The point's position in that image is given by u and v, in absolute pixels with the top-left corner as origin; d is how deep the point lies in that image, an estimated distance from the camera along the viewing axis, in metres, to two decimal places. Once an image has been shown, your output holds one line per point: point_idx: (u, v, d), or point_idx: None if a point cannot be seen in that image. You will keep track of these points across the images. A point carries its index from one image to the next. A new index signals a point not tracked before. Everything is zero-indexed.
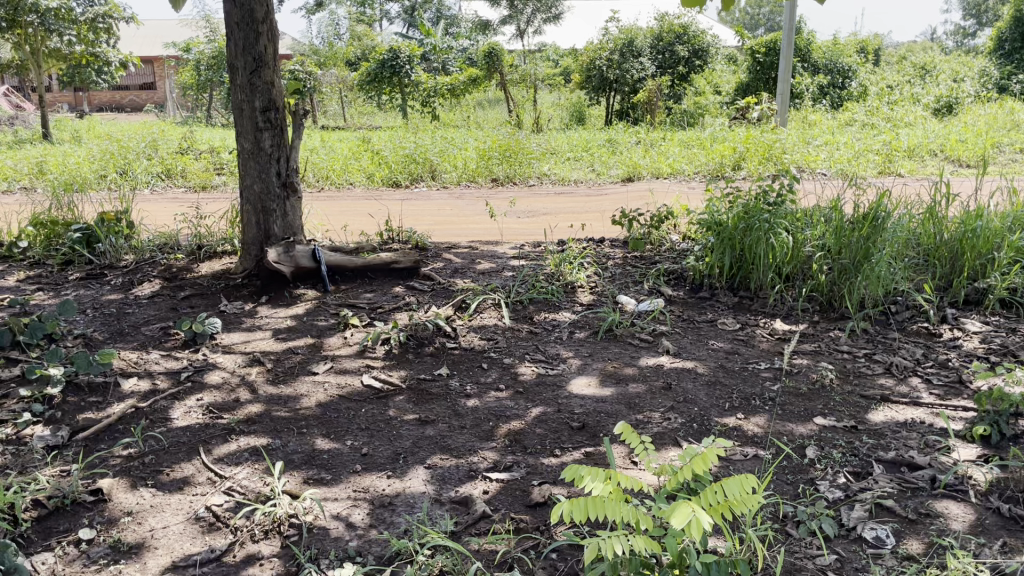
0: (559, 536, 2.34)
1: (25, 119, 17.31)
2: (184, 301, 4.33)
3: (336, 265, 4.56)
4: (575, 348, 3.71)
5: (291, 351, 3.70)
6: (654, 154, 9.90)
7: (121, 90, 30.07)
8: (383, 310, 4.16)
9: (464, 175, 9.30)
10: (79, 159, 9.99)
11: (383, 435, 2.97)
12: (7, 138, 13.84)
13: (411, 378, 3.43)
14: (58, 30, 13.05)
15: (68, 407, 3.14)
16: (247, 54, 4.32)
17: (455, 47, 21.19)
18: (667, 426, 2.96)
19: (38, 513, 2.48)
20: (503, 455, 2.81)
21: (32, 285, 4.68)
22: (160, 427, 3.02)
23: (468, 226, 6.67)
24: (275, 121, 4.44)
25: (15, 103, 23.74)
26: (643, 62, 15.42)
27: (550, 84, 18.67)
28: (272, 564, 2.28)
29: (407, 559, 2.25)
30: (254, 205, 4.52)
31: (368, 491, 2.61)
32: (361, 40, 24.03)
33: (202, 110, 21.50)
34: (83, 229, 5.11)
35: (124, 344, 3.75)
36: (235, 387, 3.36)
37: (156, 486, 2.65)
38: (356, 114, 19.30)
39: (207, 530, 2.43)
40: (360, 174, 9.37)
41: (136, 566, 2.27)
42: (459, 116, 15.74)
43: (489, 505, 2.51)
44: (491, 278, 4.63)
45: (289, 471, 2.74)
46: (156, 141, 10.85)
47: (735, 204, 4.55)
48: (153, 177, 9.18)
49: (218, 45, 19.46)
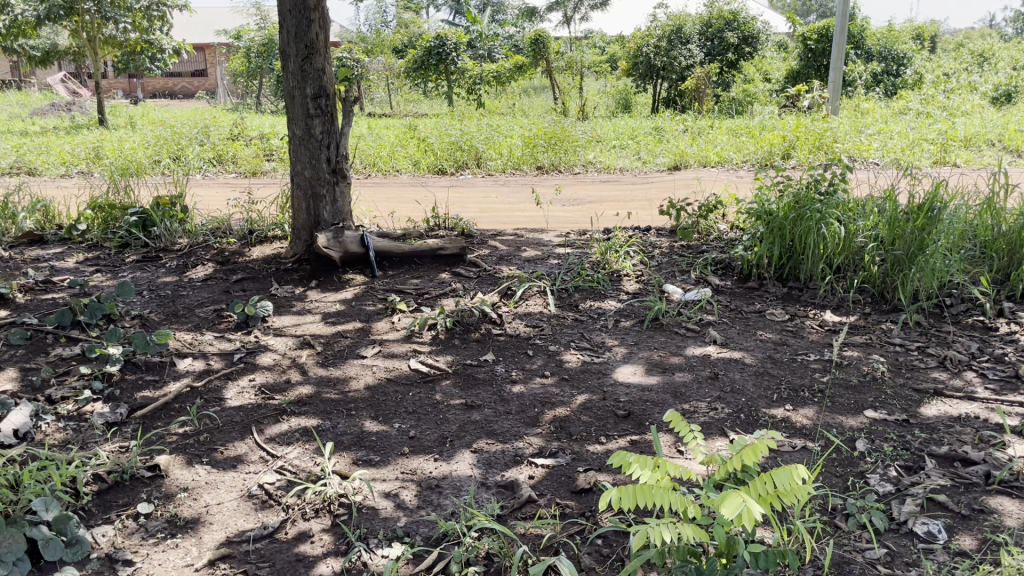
0: (604, 522, 2.35)
1: (81, 105, 17.71)
2: (236, 284, 4.43)
3: (383, 251, 4.60)
4: (621, 336, 3.71)
5: (339, 335, 3.76)
6: (701, 142, 9.79)
7: (174, 77, 30.65)
8: (429, 295, 4.20)
9: (509, 162, 9.32)
10: (134, 144, 10.22)
11: (430, 419, 3.01)
12: (65, 124, 14.21)
13: (457, 363, 3.46)
14: (114, 18, 13.31)
15: (127, 384, 3.23)
16: (298, 41, 4.37)
17: (501, 35, 21.16)
18: (714, 416, 2.95)
19: (98, 487, 2.56)
20: (549, 441, 2.83)
21: (90, 267, 4.82)
22: (215, 406, 3.10)
23: (513, 214, 6.68)
24: (326, 108, 4.50)
25: (71, 89, 24.32)
26: (692, 49, 15.21)
27: (597, 71, 18.57)
28: (323, 541, 2.34)
29: (454, 541, 2.28)
30: (305, 191, 4.60)
31: (416, 473, 2.65)
32: (408, 27, 24.12)
33: (251, 97, 21.82)
34: (139, 213, 5.25)
35: (179, 325, 3.85)
36: (286, 368, 3.43)
37: (211, 464, 2.72)
38: (401, 101, 19.39)
39: (260, 508, 2.49)
40: (406, 160, 9.43)
41: (193, 540, 2.34)
42: (504, 103, 15.72)
43: (534, 490, 2.53)
44: (537, 265, 4.65)
45: (339, 451, 2.80)
46: (208, 126, 11.05)
47: (786, 193, 4.49)
48: (205, 162, 9.36)
49: (268, 32, 19.71)
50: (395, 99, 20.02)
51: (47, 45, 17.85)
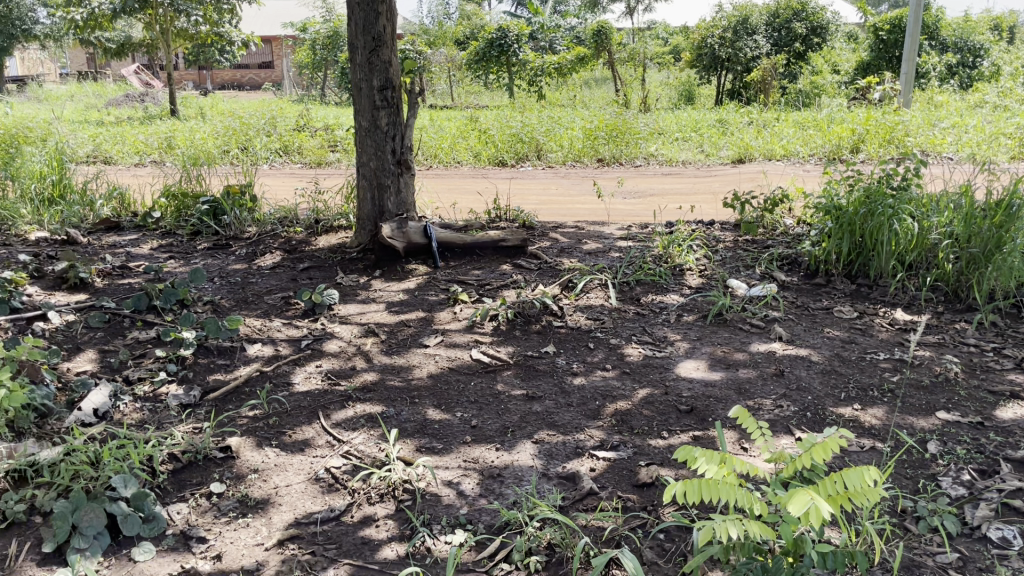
0: (667, 517, 2.34)
1: (154, 96, 18.20)
2: (303, 273, 4.52)
3: (446, 241, 4.64)
4: (683, 331, 3.68)
5: (402, 323, 3.82)
6: (766, 135, 9.62)
7: (242, 69, 31.38)
8: (490, 286, 4.23)
9: (570, 154, 9.29)
10: (204, 135, 10.48)
11: (492, 408, 3.04)
12: (138, 114, 14.66)
13: (519, 354, 3.48)
14: (186, 11, 13.68)
15: (199, 367, 3.34)
16: (366, 33, 4.43)
17: (563, 27, 21.08)
18: (780, 414, 2.91)
19: (173, 466, 2.65)
20: (610, 434, 2.83)
21: (164, 254, 4.98)
22: (283, 391, 3.19)
23: (574, 206, 6.67)
24: (391, 100, 4.56)
25: (144, 81, 25.04)
26: (758, 40, 14.93)
27: (659, 62, 18.37)
28: (387, 526, 2.38)
29: (516, 530, 2.30)
30: (370, 182, 4.67)
31: (478, 462, 2.67)
32: (470, 19, 24.22)
33: (316, 89, 22.19)
34: (211, 201, 5.40)
35: (248, 311, 3.96)
36: (351, 356, 3.50)
37: (280, 447, 2.80)
38: (463, 93, 19.46)
39: (327, 491, 2.56)
40: (468, 152, 9.48)
41: (263, 521, 2.41)
42: (565, 95, 15.67)
43: (596, 483, 2.53)
44: (598, 258, 4.64)
45: (403, 438, 2.84)
46: (274, 117, 11.27)
47: (856, 187, 4.39)
48: (272, 153, 9.58)
49: (333, 24, 20.03)
50: (456, 91, 20.12)
51: (122, 37, 18.39)
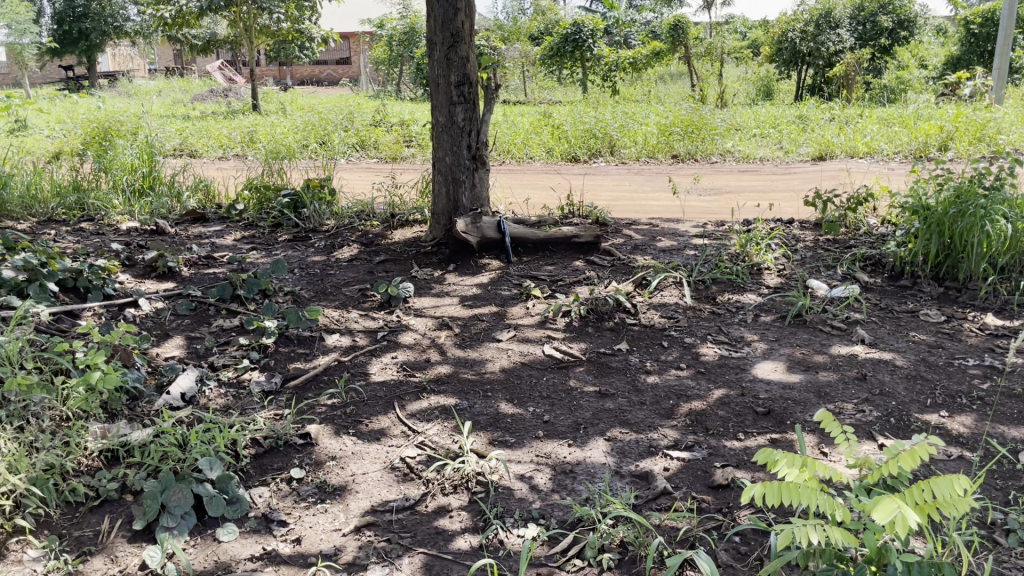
0: (743, 519, 2.30)
1: (236, 91, 18.74)
2: (380, 266, 4.60)
3: (519, 237, 4.65)
4: (761, 332, 3.61)
5: (476, 317, 3.85)
6: (849, 132, 9.35)
7: (320, 65, 32.05)
8: (563, 283, 4.23)
9: (644, 150, 9.22)
10: (285, 129, 10.75)
11: (565, 404, 3.04)
12: (223, 109, 15.11)
13: (591, 351, 3.47)
14: (269, 9, 14.05)
15: (280, 356, 3.44)
16: (445, 29, 4.48)
17: (638, 22, 20.88)
18: (861, 419, 2.83)
19: (256, 451, 2.73)
20: (685, 434, 2.80)
21: (247, 245, 5.13)
22: (360, 380, 3.26)
23: (648, 203, 6.60)
24: (468, 95, 4.60)
25: (228, 77, 25.83)
26: (841, 34, 14.52)
27: (737, 57, 18.02)
28: (461, 517, 2.41)
29: (589, 526, 2.30)
30: (445, 177, 4.73)
31: (551, 458, 2.68)
32: (545, 15, 24.24)
33: (392, 84, 22.52)
34: (292, 194, 5.55)
35: (327, 302, 4.06)
36: (426, 348, 3.55)
37: (357, 435, 2.86)
38: (536, 88, 19.47)
39: (403, 480, 2.60)
40: (540, 148, 9.48)
41: (340, 507, 2.47)
42: (640, 91, 15.49)
43: (669, 482, 2.51)
44: (673, 256, 4.59)
45: (476, 431, 2.87)
46: (353, 113, 11.49)
47: (946, 187, 4.24)
48: (349, 147, 9.76)
49: (409, 21, 20.31)
50: (530, 86, 20.11)
51: (207, 34, 18.97)
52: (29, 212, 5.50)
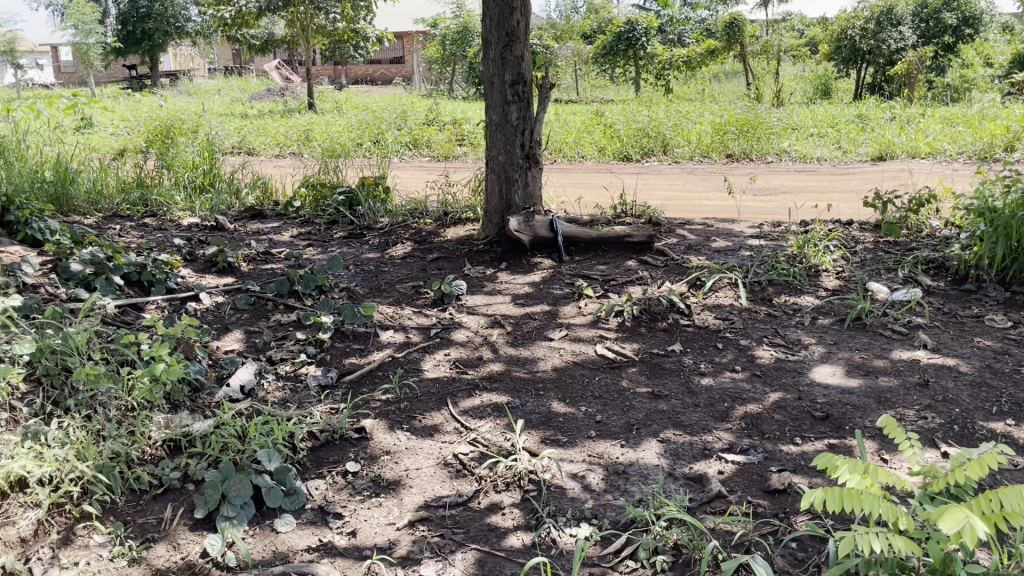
0: (800, 525, 2.27)
1: (292, 90, 19.03)
2: (432, 264, 4.64)
3: (572, 236, 4.64)
4: (819, 335, 3.55)
5: (528, 316, 3.85)
6: (910, 132, 9.12)
7: (374, 64, 32.39)
8: (616, 282, 4.21)
9: (697, 149, 9.13)
10: (340, 127, 10.90)
11: (617, 404, 3.03)
12: (280, 108, 15.38)
13: (644, 351, 3.45)
14: (325, 9, 14.23)
15: (336, 351, 3.49)
16: (500, 28, 4.49)
17: (693, 21, 20.65)
18: (923, 426, 2.76)
19: (312, 444, 2.78)
20: (739, 437, 2.76)
21: (303, 241, 5.22)
22: (414, 376, 3.29)
23: (701, 202, 6.54)
24: (523, 94, 4.60)
25: (285, 77, 26.27)
26: (903, 31, 14.13)
27: (794, 55, 17.69)
28: (514, 514, 2.42)
29: (643, 528, 2.28)
30: (498, 175, 4.75)
31: (603, 458, 2.67)
32: (598, 13, 24.14)
33: (444, 83, 22.67)
34: (348, 192, 5.63)
35: (381, 298, 4.10)
36: (478, 346, 3.57)
37: (411, 431, 2.89)
38: (589, 87, 19.42)
39: (455, 476, 2.62)
40: (592, 147, 9.44)
41: (394, 501, 2.50)
42: (694, 89, 15.30)
43: (724, 485, 2.48)
44: (728, 257, 4.53)
45: (528, 429, 2.88)
46: (406, 112, 11.59)
47: (1014, 189, 4.11)
48: (402, 146, 9.85)
49: (463, 20, 20.39)
50: (582, 85, 20.02)
51: (264, 34, 19.33)
52: (95, 207, 5.64)
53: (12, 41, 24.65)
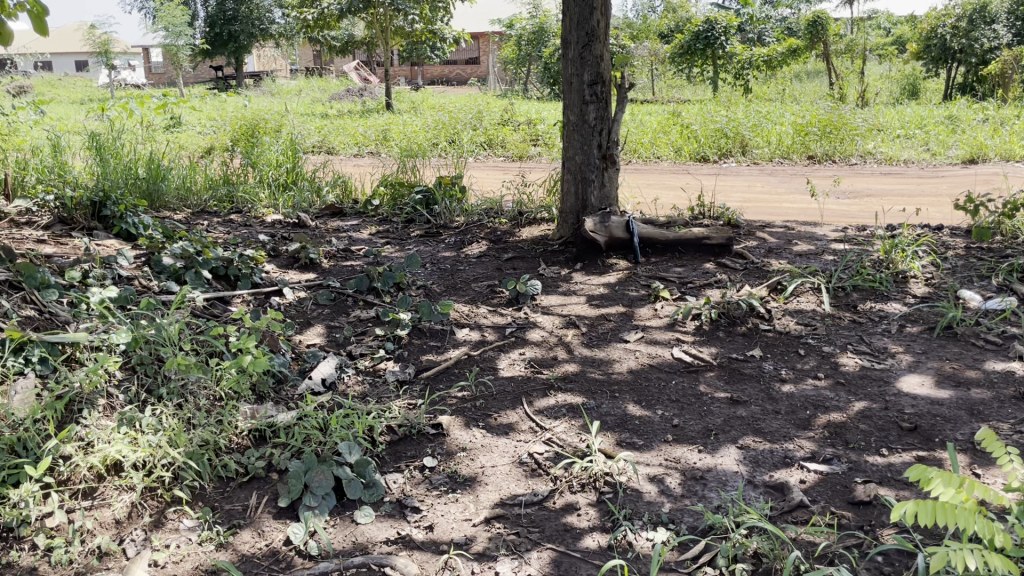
0: (886, 539, 2.20)
1: (370, 90, 19.36)
2: (507, 263, 4.66)
3: (649, 237, 4.59)
4: (906, 343, 3.43)
5: (604, 317, 3.84)
6: (1004, 134, 8.76)
7: (450, 65, 32.76)
8: (693, 285, 4.15)
9: (778, 150, 8.94)
10: (416, 127, 11.05)
11: (694, 409, 2.99)
12: (358, 109, 15.68)
13: (723, 356, 3.39)
14: (404, 10, 14.42)
15: (413, 347, 3.54)
16: (580, 28, 4.49)
17: (773, 20, 20.23)
18: (1020, 440, 2.64)
19: (390, 438, 2.83)
20: (822, 446, 2.69)
21: (381, 239, 5.31)
22: (490, 374, 3.32)
23: (782, 205, 6.41)
24: (601, 94, 4.58)
25: (363, 77, 26.80)
26: (999, 29, 13.52)
27: (880, 54, 17.15)
28: (589, 516, 2.41)
29: (722, 535, 2.25)
30: (574, 175, 4.73)
31: (680, 462, 2.64)
32: (676, 12, 23.90)
33: (519, 83, 22.77)
34: (425, 192, 5.71)
35: (458, 297, 4.15)
36: (554, 346, 3.57)
37: (487, 428, 2.91)
38: (665, 87, 19.23)
39: (531, 475, 2.63)
40: (668, 148, 9.34)
41: (471, 497, 2.52)
42: (773, 89, 15.00)
43: (806, 495, 2.43)
44: (810, 261, 4.42)
45: (604, 431, 2.87)
46: (482, 112, 11.68)
47: None
48: (477, 146, 9.92)
49: (539, 21, 20.44)
50: (658, 85, 19.81)
51: (344, 36, 19.73)
52: (184, 204, 5.86)
53: (107, 43, 25.75)
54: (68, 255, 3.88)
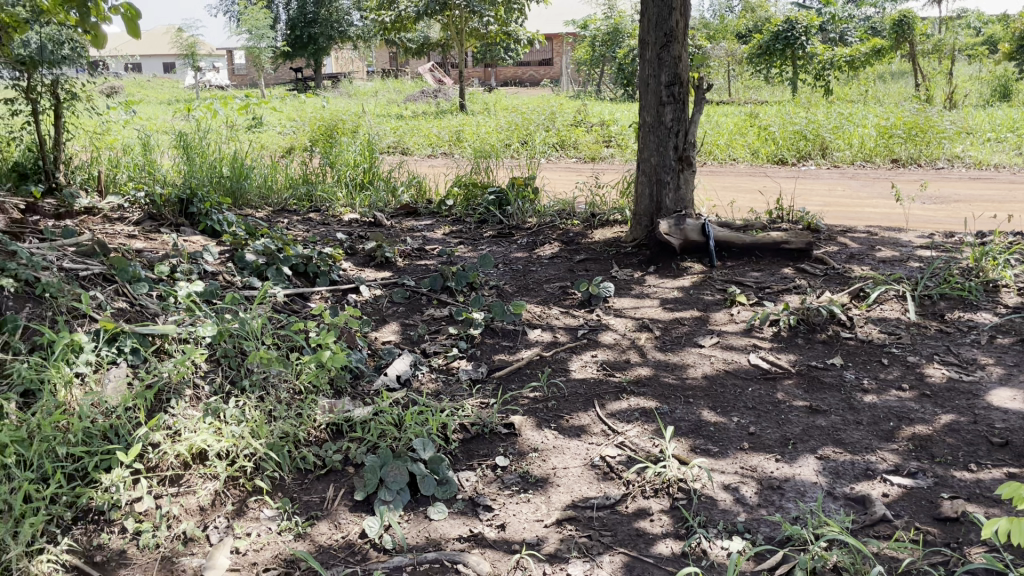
0: (974, 557, 2.11)
1: (444, 92, 19.54)
2: (580, 265, 4.66)
3: (725, 241, 4.52)
4: (997, 355, 3.29)
5: (678, 321, 3.79)
6: None
7: (524, 66, 32.86)
8: (771, 290, 4.06)
9: (859, 153, 8.68)
10: (489, 128, 11.11)
11: (771, 417, 2.93)
12: (433, 110, 15.88)
13: (802, 363, 3.32)
14: (479, 12, 14.53)
15: (486, 347, 3.57)
16: (658, 29, 4.45)
17: (855, 19, 19.66)
18: None
19: (463, 436, 2.85)
20: (906, 459, 2.61)
21: (455, 238, 5.36)
22: (561, 375, 3.32)
23: (865, 209, 6.22)
24: (678, 95, 4.53)
25: (437, 79, 27.13)
26: None
27: (971, 53, 16.47)
28: (662, 521, 2.38)
29: (801, 546, 2.19)
30: (649, 177, 4.69)
31: (757, 471, 2.59)
32: (754, 13, 23.49)
33: (593, 84, 22.69)
34: (499, 193, 5.75)
35: (530, 297, 4.16)
36: (626, 349, 3.55)
37: (559, 430, 2.91)
38: (742, 89, 18.89)
39: (603, 478, 2.61)
40: (745, 149, 9.18)
41: (542, 498, 2.52)
42: (855, 91, 14.59)
43: (889, 509, 2.35)
44: (894, 268, 4.28)
45: (678, 436, 2.83)
46: (555, 113, 11.68)
47: None
48: (549, 147, 9.92)
49: (614, 21, 20.31)
50: (735, 86, 19.46)
51: (420, 37, 19.98)
52: (265, 202, 6.00)
53: (193, 45, 26.70)
54: (158, 249, 4.04)
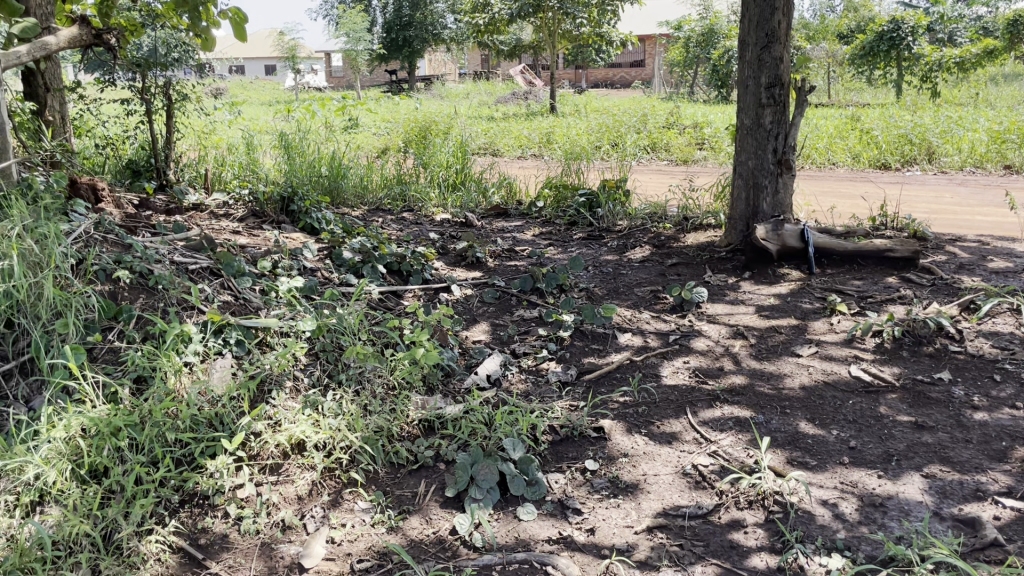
0: None
1: (534, 94, 19.58)
2: (671, 269, 4.59)
3: (825, 248, 4.38)
4: None
5: (774, 329, 3.69)
6: None
7: (614, 68, 32.66)
8: (874, 299, 3.91)
9: (969, 158, 8.28)
10: (579, 130, 11.08)
11: (873, 432, 2.82)
12: (523, 112, 15.91)
13: (907, 377, 3.18)
14: (573, 14, 14.48)
15: (575, 349, 3.55)
16: (760, 29, 4.36)
17: (967, 18, 18.77)
18: None
19: (552, 438, 2.85)
20: (1021, 481, 2.47)
21: (545, 240, 5.37)
22: (652, 381, 3.28)
23: (975, 218, 5.93)
24: (779, 97, 4.41)
25: (527, 81, 27.23)
26: None
27: None
28: (757, 534, 2.32)
29: (905, 567, 2.10)
30: (746, 181, 4.59)
31: (857, 487, 2.50)
32: (858, 12, 22.74)
33: (686, 86, 22.34)
34: (590, 194, 5.73)
35: (621, 300, 4.13)
36: (720, 356, 3.48)
37: (649, 436, 2.88)
38: (842, 91, 18.27)
39: (695, 487, 2.57)
40: (846, 153, 8.87)
41: (632, 504, 2.50)
42: (966, 93, 13.92)
43: (1002, 533, 2.23)
44: (1009, 279, 4.06)
45: (774, 448, 2.76)
46: (647, 116, 11.56)
47: None
48: (641, 150, 9.82)
49: (709, 22, 19.94)
50: (834, 88, 18.85)
51: (511, 40, 20.05)
52: (361, 201, 6.11)
53: (294, 49, 27.56)
54: (260, 245, 4.18)
